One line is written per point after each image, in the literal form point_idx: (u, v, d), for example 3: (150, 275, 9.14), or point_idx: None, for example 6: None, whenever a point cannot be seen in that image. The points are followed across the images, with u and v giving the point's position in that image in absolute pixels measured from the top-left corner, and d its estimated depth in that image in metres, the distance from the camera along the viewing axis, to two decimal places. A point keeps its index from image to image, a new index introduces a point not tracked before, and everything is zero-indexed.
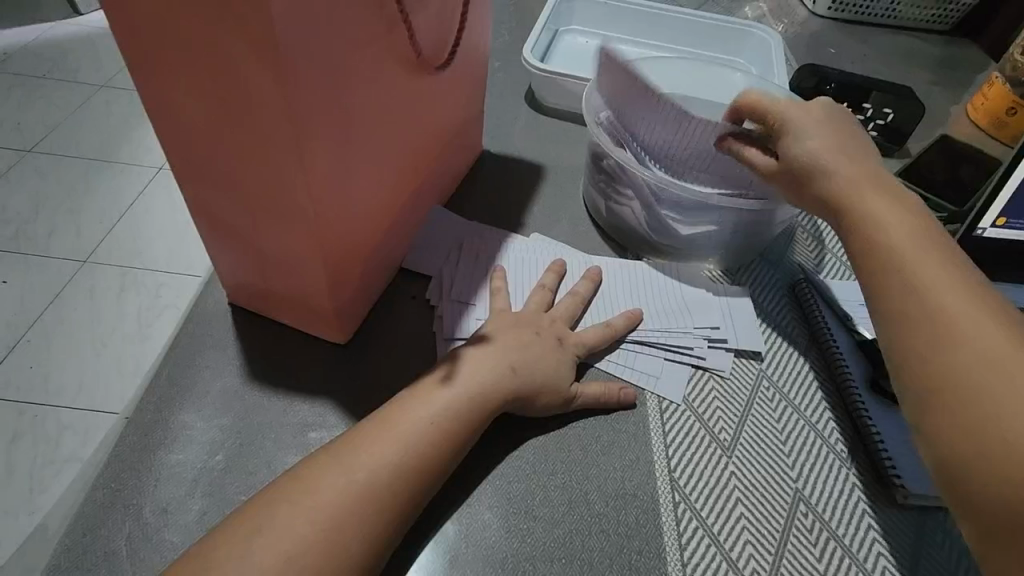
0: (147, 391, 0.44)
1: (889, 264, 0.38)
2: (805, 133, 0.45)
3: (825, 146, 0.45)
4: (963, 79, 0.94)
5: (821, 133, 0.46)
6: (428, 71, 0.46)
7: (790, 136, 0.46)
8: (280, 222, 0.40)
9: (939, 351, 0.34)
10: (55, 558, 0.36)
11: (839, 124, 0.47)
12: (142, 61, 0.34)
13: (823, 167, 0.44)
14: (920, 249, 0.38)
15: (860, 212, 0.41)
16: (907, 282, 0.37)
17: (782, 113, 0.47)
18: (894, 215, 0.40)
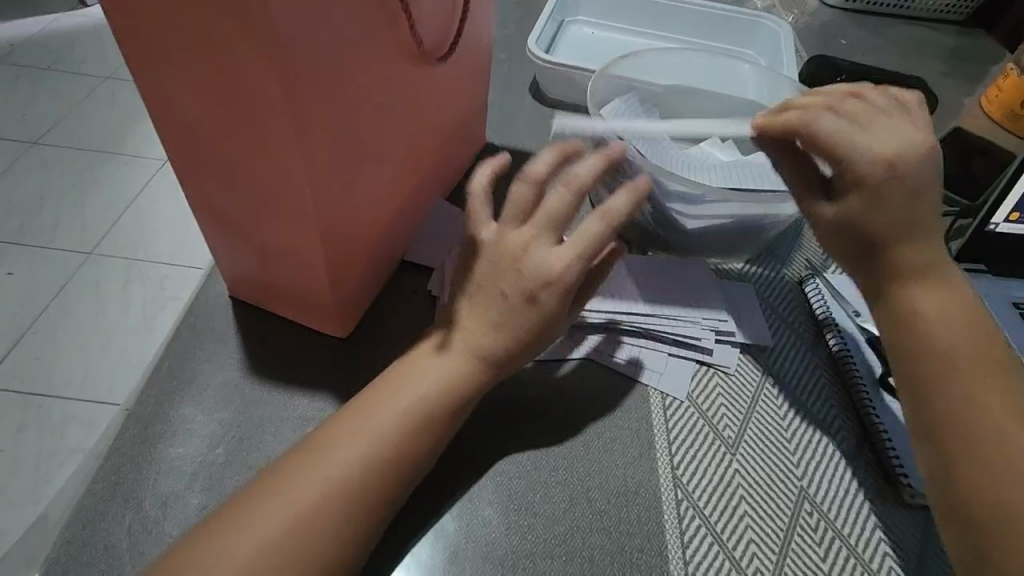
0: (147, 384, 0.43)
1: (950, 367, 0.39)
2: (884, 200, 0.42)
3: (903, 228, 0.42)
4: (977, 71, 0.92)
5: (907, 200, 0.42)
6: (430, 62, 0.45)
7: (864, 204, 0.42)
8: (281, 217, 0.39)
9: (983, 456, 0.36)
10: (54, 551, 0.35)
11: (929, 183, 0.42)
12: (140, 52, 0.33)
13: (894, 246, 0.42)
14: (979, 361, 0.39)
15: (917, 307, 0.41)
16: (964, 394, 0.38)
17: (865, 163, 0.42)
18: (951, 318, 0.41)
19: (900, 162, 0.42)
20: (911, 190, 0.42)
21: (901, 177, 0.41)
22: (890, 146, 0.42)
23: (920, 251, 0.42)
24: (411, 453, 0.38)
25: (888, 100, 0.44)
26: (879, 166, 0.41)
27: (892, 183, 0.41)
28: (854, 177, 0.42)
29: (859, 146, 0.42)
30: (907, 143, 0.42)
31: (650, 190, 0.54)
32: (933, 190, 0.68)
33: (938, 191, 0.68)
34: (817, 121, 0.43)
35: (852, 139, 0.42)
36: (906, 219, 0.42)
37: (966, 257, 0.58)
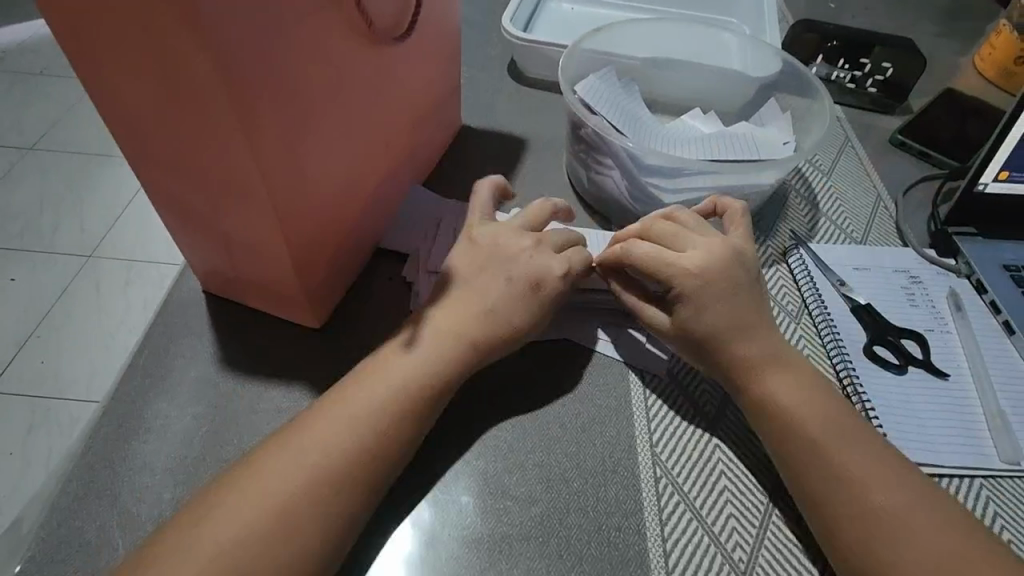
0: (121, 381, 0.43)
1: (812, 449, 0.37)
2: (705, 298, 0.41)
3: (731, 326, 0.41)
4: (973, 29, 0.89)
5: (722, 292, 0.42)
6: (387, 43, 0.44)
7: (694, 313, 0.42)
8: (238, 209, 0.39)
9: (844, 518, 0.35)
10: (30, 550, 0.36)
11: (745, 281, 0.43)
12: (73, 41, 0.32)
13: (726, 340, 0.41)
14: (823, 423, 0.38)
15: (775, 401, 0.40)
16: (818, 459, 0.37)
17: (678, 275, 0.42)
18: (807, 402, 0.39)
19: (704, 265, 0.42)
20: (726, 285, 0.42)
21: (711, 275, 0.42)
22: (700, 256, 0.43)
23: (756, 341, 0.41)
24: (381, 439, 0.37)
25: (697, 218, 0.46)
26: (690, 275, 0.42)
27: (706, 289, 0.42)
28: (681, 296, 0.42)
29: (689, 285, 0.42)
30: (710, 251, 0.43)
31: (626, 167, 0.52)
32: (923, 154, 0.66)
33: (929, 154, 0.66)
34: (632, 248, 0.44)
35: (674, 261, 0.42)
36: (724, 313, 0.42)
37: (956, 220, 0.57)
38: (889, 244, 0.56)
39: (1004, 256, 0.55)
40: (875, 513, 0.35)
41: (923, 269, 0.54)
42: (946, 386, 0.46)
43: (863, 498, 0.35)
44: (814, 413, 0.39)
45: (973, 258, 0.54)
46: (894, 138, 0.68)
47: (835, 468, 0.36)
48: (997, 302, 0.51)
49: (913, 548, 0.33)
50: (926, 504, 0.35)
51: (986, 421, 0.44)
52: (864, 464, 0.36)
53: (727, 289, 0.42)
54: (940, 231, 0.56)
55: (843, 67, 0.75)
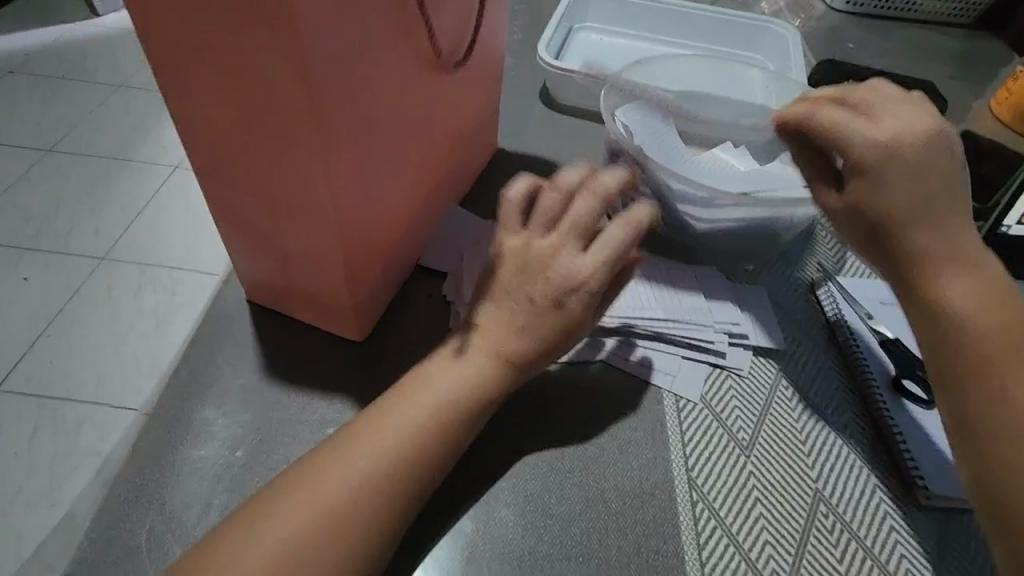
0: (169, 387, 0.44)
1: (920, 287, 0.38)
2: (886, 170, 0.38)
3: (913, 208, 0.38)
4: (988, 74, 0.92)
5: (911, 157, 0.38)
6: (443, 70, 0.46)
7: (869, 188, 0.39)
8: (300, 220, 0.40)
9: (973, 420, 0.35)
10: (79, 551, 0.36)
11: (946, 166, 0.39)
12: (164, 57, 0.34)
13: (901, 224, 0.38)
14: (993, 309, 0.36)
15: (946, 295, 0.37)
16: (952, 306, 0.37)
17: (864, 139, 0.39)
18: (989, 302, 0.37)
19: (897, 138, 0.38)
20: (916, 163, 0.38)
21: (904, 130, 0.39)
22: (889, 131, 0.39)
23: (943, 232, 0.38)
24: (429, 454, 0.38)
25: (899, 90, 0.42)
26: (873, 144, 0.39)
27: (891, 157, 0.38)
28: (857, 168, 0.39)
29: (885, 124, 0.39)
30: (909, 126, 0.39)
31: (661, 194, 0.54)
32: None
33: None
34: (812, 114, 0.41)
35: (852, 134, 0.39)
36: (920, 194, 0.38)
37: None
38: None
39: None
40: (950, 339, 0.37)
41: None
42: None
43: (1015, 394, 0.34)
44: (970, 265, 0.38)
45: None
46: None
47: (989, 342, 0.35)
48: None
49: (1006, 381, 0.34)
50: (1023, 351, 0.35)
51: None
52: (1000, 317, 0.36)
53: (895, 171, 0.38)
54: None
55: None
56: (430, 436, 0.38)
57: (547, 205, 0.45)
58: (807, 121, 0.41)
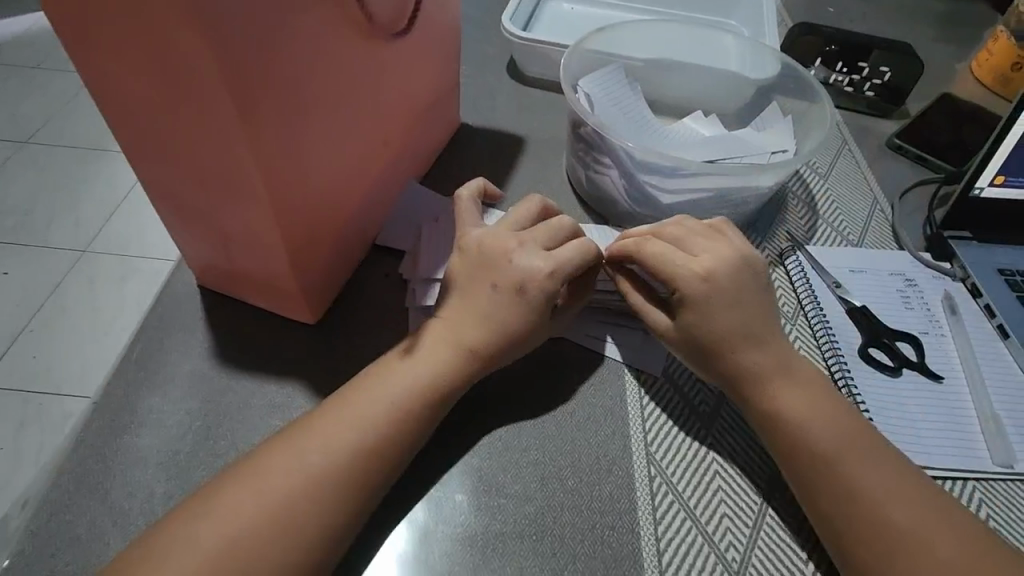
0: (115, 376, 0.43)
1: (827, 469, 0.37)
2: (712, 306, 0.40)
3: (736, 334, 0.41)
4: (970, 36, 0.90)
5: (727, 295, 0.41)
6: (383, 39, 0.44)
7: (697, 319, 0.41)
8: (234, 203, 0.38)
9: (861, 530, 0.35)
10: (20, 544, 0.35)
11: (753, 289, 0.42)
12: (72, 33, 0.32)
13: (734, 347, 0.40)
14: (813, 405, 0.39)
15: (783, 412, 0.39)
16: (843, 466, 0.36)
17: (686, 279, 0.41)
18: (817, 408, 0.39)
19: (713, 268, 0.41)
20: (731, 290, 0.41)
21: (717, 279, 0.41)
22: (707, 263, 0.41)
23: (761, 350, 0.41)
24: (379, 434, 0.37)
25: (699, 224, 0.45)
26: (694, 282, 0.41)
27: (712, 291, 0.41)
28: (682, 299, 0.41)
29: (703, 291, 0.41)
30: (719, 258, 0.42)
31: (625, 166, 0.53)
32: (918, 156, 0.67)
33: (926, 158, 0.66)
34: (647, 246, 0.43)
35: (681, 261, 0.41)
36: (739, 319, 0.41)
37: (952, 224, 0.57)
38: (884, 247, 0.57)
39: (998, 260, 0.55)
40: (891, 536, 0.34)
41: (918, 271, 0.54)
42: (941, 389, 0.46)
43: (856, 480, 0.36)
44: (820, 420, 0.38)
45: (967, 261, 0.54)
46: (890, 141, 0.68)
47: (825, 451, 0.37)
48: (991, 306, 0.52)
49: (863, 482, 0.36)
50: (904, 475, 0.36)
51: (980, 424, 0.45)
52: (826, 417, 0.38)
53: (710, 278, 0.41)
54: (935, 233, 0.56)
55: (841, 71, 0.75)
56: (381, 420, 0.37)
57: (523, 211, 0.46)
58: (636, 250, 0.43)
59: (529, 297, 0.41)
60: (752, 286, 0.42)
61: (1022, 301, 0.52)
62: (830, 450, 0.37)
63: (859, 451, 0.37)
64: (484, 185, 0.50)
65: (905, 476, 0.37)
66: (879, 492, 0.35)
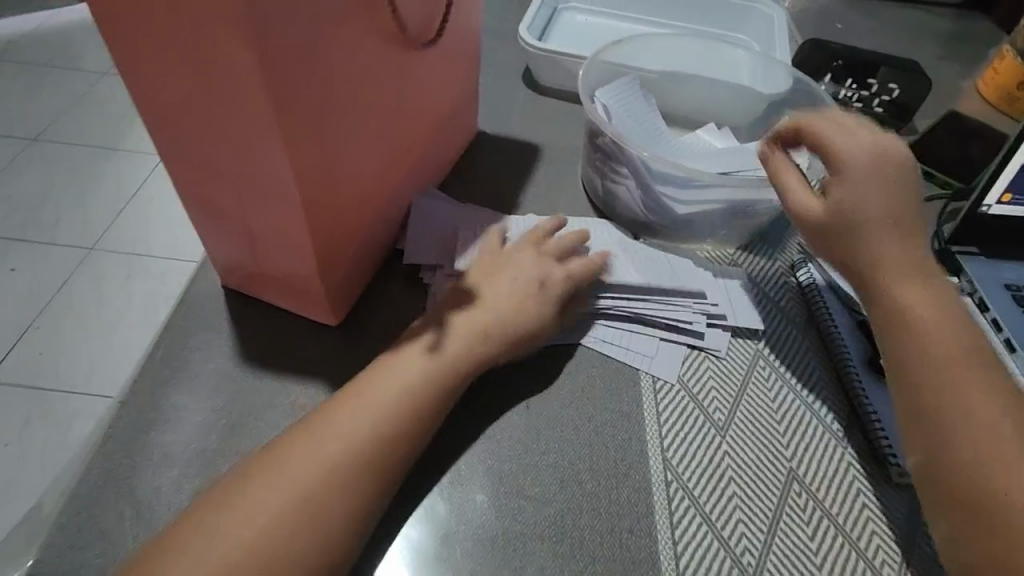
0: (140, 373, 0.44)
1: (930, 365, 0.37)
2: (854, 154, 0.41)
3: (884, 219, 0.41)
4: (976, 55, 0.91)
5: (892, 169, 0.41)
6: (412, 47, 0.45)
7: (849, 193, 0.41)
8: (265, 202, 0.39)
9: (943, 422, 0.35)
10: (50, 536, 0.36)
11: (908, 180, 0.42)
12: (118, 38, 0.33)
13: (869, 226, 0.41)
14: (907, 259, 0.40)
15: (904, 306, 0.39)
16: (938, 365, 0.37)
17: (840, 155, 0.41)
18: (942, 314, 0.39)
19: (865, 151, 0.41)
20: (886, 161, 0.42)
21: (865, 160, 0.41)
22: (860, 147, 0.42)
23: (892, 239, 0.41)
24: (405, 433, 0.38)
25: (848, 117, 0.45)
26: (845, 160, 0.41)
27: (867, 162, 0.41)
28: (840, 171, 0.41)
29: (857, 152, 0.41)
30: (871, 144, 0.42)
31: (641, 175, 0.54)
32: (926, 173, 0.68)
33: (933, 174, 0.68)
34: (805, 123, 0.44)
35: (838, 143, 0.42)
36: (881, 201, 0.41)
37: (959, 240, 0.58)
38: None
39: (1004, 276, 0.56)
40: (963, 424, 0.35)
41: None
42: None
43: (949, 387, 0.36)
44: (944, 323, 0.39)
45: (975, 278, 0.55)
46: None
47: (941, 346, 0.37)
48: (998, 320, 0.52)
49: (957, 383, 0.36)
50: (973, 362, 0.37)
51: None
52: (941, 320, 0.39)
53: (877, 163, 0.41)
54: (943, 249, 0.57)
55: (850, 87, 0.76)
56: (405, 421, 0.38)
57: (540, 229, 0.52)
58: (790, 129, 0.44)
59: (547, 291, 0.46)
60: (898, 176, 0.41)
61: None
62: (940, 347, 0.37)
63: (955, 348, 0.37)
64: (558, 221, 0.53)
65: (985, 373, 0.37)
66: (976, 395, 0.36)
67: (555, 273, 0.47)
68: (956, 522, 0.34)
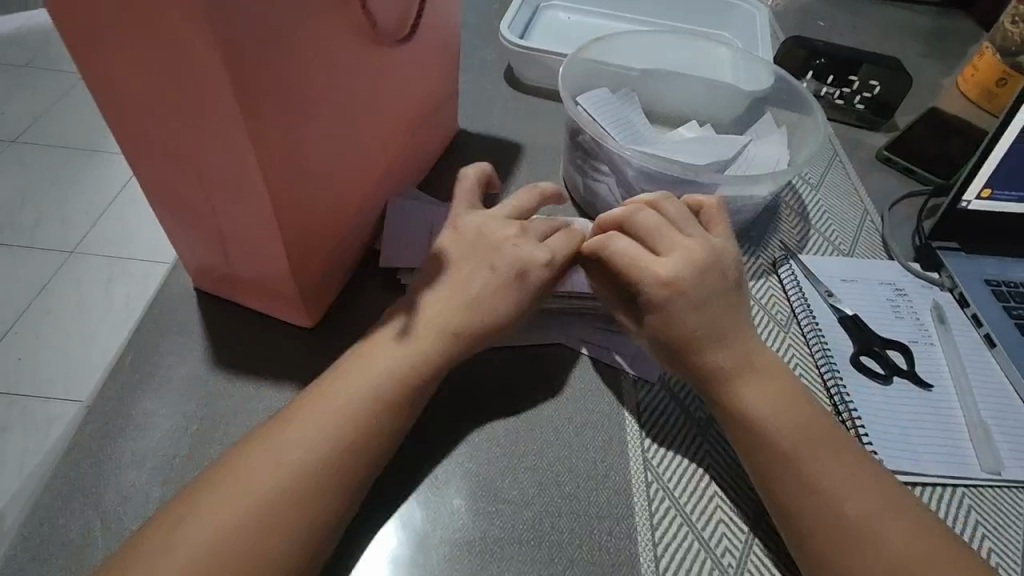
0: (108, 380, 0.43)
1: (744, 416, 0.40)
2: (676, 311, 0.41)
3: (701, 333, 0.41)
4: (956, 52, 0.92)
5: (694, 304, 0.41)
6: (387, 44, 0.44)
7: (662, 320, 0.41)
8: (235, 204, 0.38)
9: (777, 477, 0.38)
10: (10, 548, 0.35)
11: (728, 284, 0.43)
12: (77, 39, 0.32)
13: (694, 347, 0.41)
14: (775, 385, 0.41)
15: (724, 363, 0.41)
16: (745, 416, 0.40)
17: (653, 284, 0.41)
18: (773, 387, 0.40)
19: (679, 271, 0.41)
20: (698, 291, 0.41)
21: (687, 281, 0.41)
22: (673, 264, 0.42)
23: (727, 348, 0.41)
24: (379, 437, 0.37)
25: (681, 209, 0.45)
26: (660, 287, 0.41)
27: (674, 298, 0.41)
28: (651, 304, 0.41)
29: (675, 254, 0.42)
30: (688, 261, 0.42)
31: (623, 175, 0.54)
32: (906, 168, 0.68)
33: (914, 171, 0.68)
34: (613, 241, 0.43)
35: (648, 263, 0.42)
36: (693, 274, 0.41)
37: (941, 235, 0.58)
38: (875, 257, 0.58)
39: (984, 272, 0.56)
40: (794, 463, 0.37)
41: (908, 280, 0.55)
42: (930, 396, 0.47)
43: (744, 378, 0.41)
44: (772, 385, 0.41)
45: (955, 272, 0.55)
46: (880, 154, 0.70)
47: (752, 389, 0.40)
48: (978, 315, 0.53)
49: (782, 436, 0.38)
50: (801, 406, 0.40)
51: (969, 431, 0.45)
52: (763, 377, 0.41)
53: (680, 239, 0.43)
54: (923, 245, 0.58)
55: (832, 84, 0.76)
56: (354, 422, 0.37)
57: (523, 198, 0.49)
58: (595, 253, 0.44)
59: (527, 283, 0.43)
60: (723, 281, 0.42)
61: (1006, 310, 0.53)
62: (761, 400, 0.40)
63: (792, 404, 0.40)
64: (486, 173, 0.52)
65: (794, 400, 0.40)
66: (794, 425, 0.39)
67: (537, 256, 0.43)
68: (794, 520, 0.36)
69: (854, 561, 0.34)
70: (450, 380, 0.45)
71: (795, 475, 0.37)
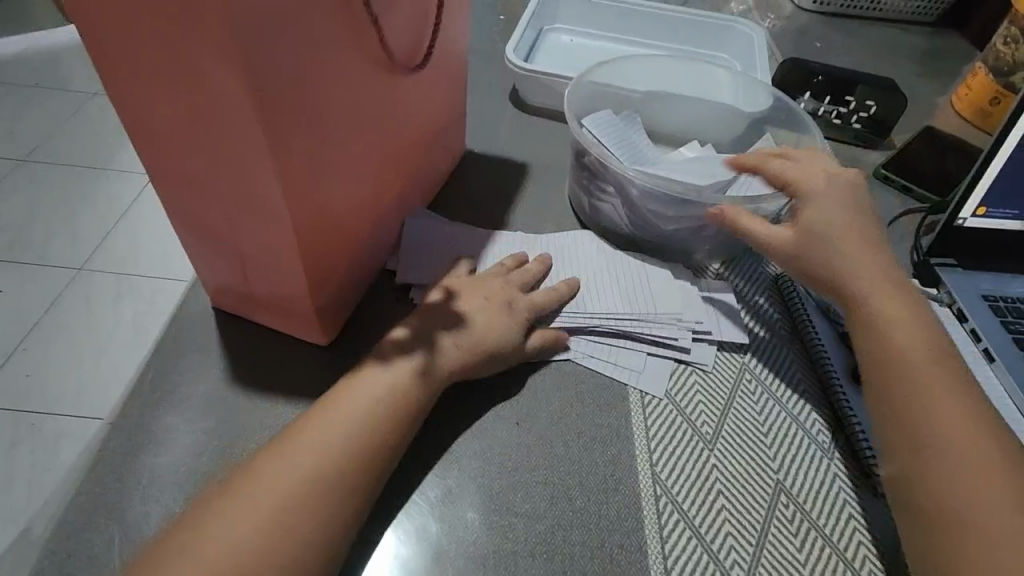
0: (130, 397, 0.44)
1: (889, 353, 0.42)
2: (822, 205, 0.48)
3: (846, 230, 0.47)
4: (949, 71, 0.94)
5: (835, 200, 0.48)
6: (401, 72, 0.46)
7: (814, 212, 0.48)
8: (256, 223, 0.39)
9: (905, 410, 0.40)
10: (38, 563, 0.36)
11: (865, 208, 0.49)
12: (110, 68, 0.34)
13: (837, 248, 0.47)
14: (902, 310, 0.44)
15: (847, 265, 0.46)
16: (893, 358, 0.42)
17: (805, 182, 0.50)
18: (909, 324, 0.43)
19: (828, 174, 0.50)
20: (843, 198, 0.49)
21: (835, 189, 0.49)
22: (812, 169, 0.50)
23: (864, 257, 0.46)
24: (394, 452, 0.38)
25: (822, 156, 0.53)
26: (815, 185, 0.49)
27: (822, 192, 0.49)
28: (805, 198, 0.49)
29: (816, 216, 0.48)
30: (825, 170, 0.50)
31: (627, 195, 0.55)
32: (903, 186, 0.70)
33: (911, 189, 0.69)
34: (769, 164, 0.52)
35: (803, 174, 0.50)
36: (844, 208, 0.48)
37: (939, 252, 0.59)
38: None
39: (982, 287, 0.58)
40: (926, 404, 0.40)
41: None
42: None
43: (883, 310, 0.44)
44: (912, 330, 0.43)
45: (953, 288, 0.57)
46: (878, 172, 0.71)
47: (902, 329, 0.43)
48: (976, 330, 0.54)
49: (919, 380, 0.41)
50: (945, 363, 0.42)
51: None
52: (907, 322, 0.43)
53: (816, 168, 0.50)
54: (922, 262, 0.59)
55: (829, 104, 0.78)
56: (371, 437, 0.38)
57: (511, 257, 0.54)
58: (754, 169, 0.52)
59: (516, 311, 0.47)
60: (858, 198, 0.50)
61: (1004, 325, 0.55)
62: (906, 344, 0.42)
63: (940, 364, 0.41)
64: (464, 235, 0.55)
65: (939, 353, 0.42)
66: (935, 375, 0.41)
67: (537, 301, 0.49)
68: (915, 456, 0.38)
69: (954, 502, 0.36)
70: (464, 400, 0.46)
71: (928, 412, 0.39)
